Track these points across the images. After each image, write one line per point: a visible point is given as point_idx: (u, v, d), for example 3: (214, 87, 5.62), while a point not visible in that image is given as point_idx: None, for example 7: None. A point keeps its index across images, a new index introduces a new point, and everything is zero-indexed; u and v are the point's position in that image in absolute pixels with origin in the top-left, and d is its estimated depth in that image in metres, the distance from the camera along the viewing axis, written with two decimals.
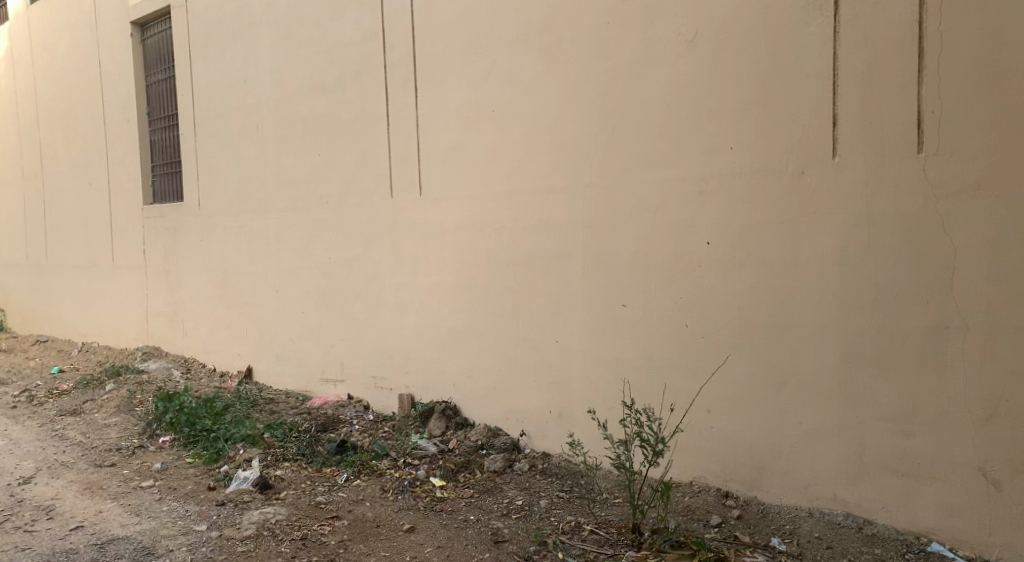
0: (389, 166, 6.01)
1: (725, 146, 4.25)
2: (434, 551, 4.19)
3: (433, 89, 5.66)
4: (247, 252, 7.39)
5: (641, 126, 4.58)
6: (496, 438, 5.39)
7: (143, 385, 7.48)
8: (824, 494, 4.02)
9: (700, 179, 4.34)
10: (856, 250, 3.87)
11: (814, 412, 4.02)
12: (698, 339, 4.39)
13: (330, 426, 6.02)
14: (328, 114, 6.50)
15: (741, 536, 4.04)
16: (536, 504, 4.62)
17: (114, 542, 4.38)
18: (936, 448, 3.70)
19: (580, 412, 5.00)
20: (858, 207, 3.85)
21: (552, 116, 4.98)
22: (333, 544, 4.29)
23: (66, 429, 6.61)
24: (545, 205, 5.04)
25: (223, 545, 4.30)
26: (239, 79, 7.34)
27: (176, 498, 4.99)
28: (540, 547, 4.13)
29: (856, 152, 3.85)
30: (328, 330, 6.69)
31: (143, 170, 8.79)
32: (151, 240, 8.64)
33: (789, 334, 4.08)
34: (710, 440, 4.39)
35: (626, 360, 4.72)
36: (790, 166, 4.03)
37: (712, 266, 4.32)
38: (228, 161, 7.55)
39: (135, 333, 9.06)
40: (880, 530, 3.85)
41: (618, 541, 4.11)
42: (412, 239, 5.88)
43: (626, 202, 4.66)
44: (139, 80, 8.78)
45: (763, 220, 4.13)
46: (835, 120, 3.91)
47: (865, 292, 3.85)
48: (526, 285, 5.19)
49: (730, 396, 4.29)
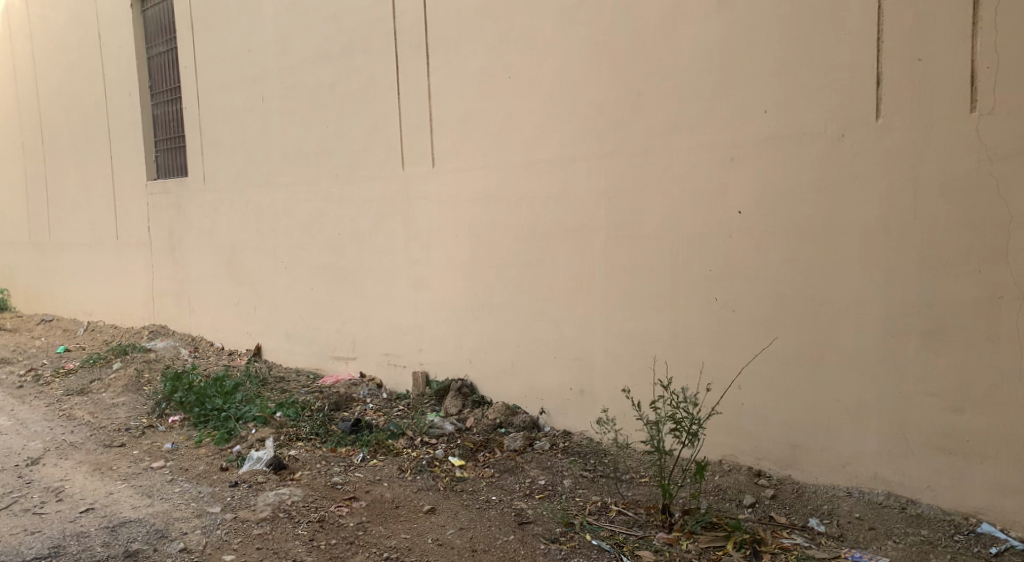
0: (400, 137, 5.81)
1: (758, 109, 4.05)
2: (456, 533, 4.05)
3: (446, 55, 5.44)
4: (254, 228, 7.21)
5: (668, 90, 4.37)
6: (515, 416, 5.23)
7: (150, 364, 7.33)
8: (863, 473, 3.86)
9: (731, 145, 4.15)
10: (901, 217, 3.68)
11: (854, 387, 3.85)
12: (729, 313, 4.22)
13: (342, 405, 5.87)
14: (335, 84, 6.29)
15: (777, 517, 3.89)
16: (559, 484, 4.47)
17: (126, 524, 4.24)
18: (987, 424, 3.54)
19: (602, 390, 4.84)
20: (903, 171, 3.67)
21: (572, 81, 4.77)
22: (352, 526, 4.15)
23: (73, 409, 6.47)
24: (566, 175, 4.84)
25: (238, 527, 4.16)
26: (243, 49, 7.12)
27: (188, 479, 4.85)
28: (567, 528, 3.97)
29: (901, 113, 3.66)
30: (339, 307, 6.53)
31: (146, 145, 8.59)
32: (156, 216, 8.47)
33: (827, 306, 3.90)
34: (742, 418, 4.22)
35: (651, 336, 4.55)
36: (828, 129, 3.84)
37: (743, 236, 4.14)
38: (233, 135, 7.35)
39: (142, 311, 8.91)
40: (925, 510, 3.69)
41: (648, 522, 3.96)
42: (426, 212, 5.68)
43: (652, 170, 4.46)
44: (139, 53, 8.56)
45: (798, 186, 3.94)
46: (878, 79, 3.71)
47: (909, 262, 3.68)
48: (546, 258, 5.01)
49: (763, 371, 4.13)
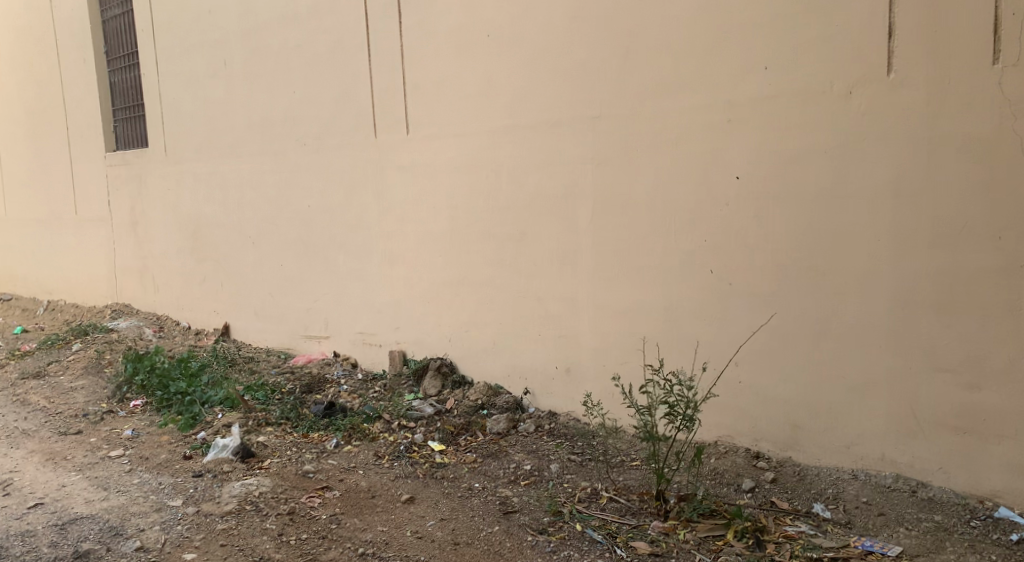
0: (371, 103, 5.45)
1: (758, 66, 3.76)
2: (437, 524, 3.77)
3: (420, 14, 5.08)
4: (219, 201, 6.83)
5: (659, 48, 4.06)
6: (497, 397, 4.97)
7: (112, 345, 6.94)
8: (870, 454, 3.64)
9: (728, 104, 3.86)
10: (914, 180, 3.43)
11: (860, 362, 3.62)
12: (725, 286, 3.95)
13: (315, 387, 5.56)
14: (302, 47, 5.89)
15: (779, 502, 3.66)
16: (546, 469, 4.21)
17: (77, 522, 3.92)
18: (1004, 402, 3.32)
19: (590, 368, 4.58)
20: (918, 131, 3.41)
21: (555, 39, 4.45)
22: (324, 519, 3.86)
23: (28, 394, 6.10)
24: (549, 141, 4.53)
25: (201, 522, 3.86)
26: (202, 10, 6.68)
27: (149, 469, 4.53)
28: (555, 517, 3.71)
29: (916, 67, 3.39)
30: (310, 284, 6.19)
31: (104, 115, 8.13)
32: (116, 189, 8.02)
33: (832, 277, 3.65)
34: (739, 397, 3.98)
35: (642, 312, 4.28)
36: (835, 86, 3.57)
37: (742, 204, 3.87)
38: (194, 103, 6.93)
39: (104, 289, 8.48)
40: (937, 493, 3.48)
41: (641, 509, 3.71)
42: (400, 182, 5.35)
43: (641, 134, 4.16)
44: (94, 17, 8.07)
45: (802, 148, 3.67)
46: (891, 30, 3.44)
47: (923, 228, 3.43)
48: (528, 230, 4.71)
49: (764, 348, 3.88)
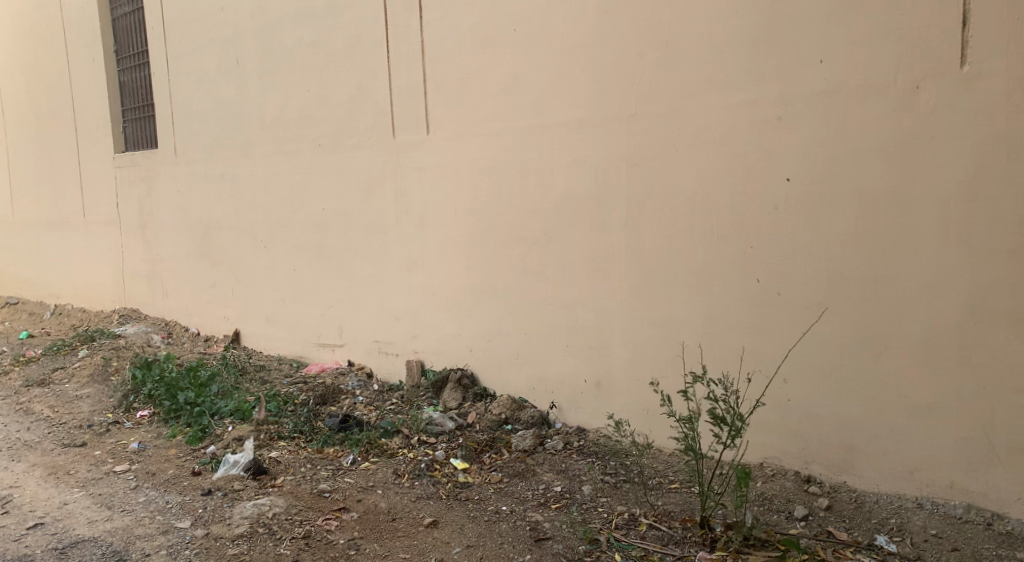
0: (389, 101, 5.20)
1: (813, 59, 3.48)
2: (464, 552, 3.50)
3: (442, 8, 4.83)
4: (230, 204, 6.59)
5: (703, 41, 3.79)
6: (522, 411, 4.69)
7: (119, 352, 6.69)
8: (938, 481, 3.36)
9: (778, 101, 3.59)
10: (990, 182, 3.15)
11: (926, 380, 3.34)
12: (773, 296, 3.68)
13: (330, 398, 5.29)
14: (317, 43, 5.65)
15: (837, 532, 3.38)
16: (578, 491, 3.93)
17: (78, 545, 3.68)
18: None
19: (622, 383, 4.30)
20: (996, 129, 3.13)
21: (586, 33, 4.19)
22: (342, 544, 3.59)
23: (32, 402, 5.85)
24: (580, 141, 4.27)
25: (210, 547, 3.60)
26: (214, 7, 6.45)
27: (155, 486, 4.27)
28: (591, 547, 3.45)
29: (993, 58, 3.11)
30: (324, 290, 5.94)
31: (112, 115, 7.91)
32: (125, 191, 7.79)
33: (894, 287, 3.37)
34: (789, 417, 3.70)
35: (680, 324, 4.00)
36: (899, 80, 3.30)
37: (792, 208, 3.59)
38: (206, 102, 6.70)
39: (113, 294, 8.25)
40: (1015, 526, 3.19)
41: (685, 538, 3.43)
42: (419, 185, 5.10)
43: (681, 132, 3.89)
44: (104, 14, 7.85)
45: (861, 148, 3.40)
46: (965, 19, 3.16)
47: (1000, 234, 3.15)
48: (557, 234, 4.44)
49: (816, 364, 3.59)
